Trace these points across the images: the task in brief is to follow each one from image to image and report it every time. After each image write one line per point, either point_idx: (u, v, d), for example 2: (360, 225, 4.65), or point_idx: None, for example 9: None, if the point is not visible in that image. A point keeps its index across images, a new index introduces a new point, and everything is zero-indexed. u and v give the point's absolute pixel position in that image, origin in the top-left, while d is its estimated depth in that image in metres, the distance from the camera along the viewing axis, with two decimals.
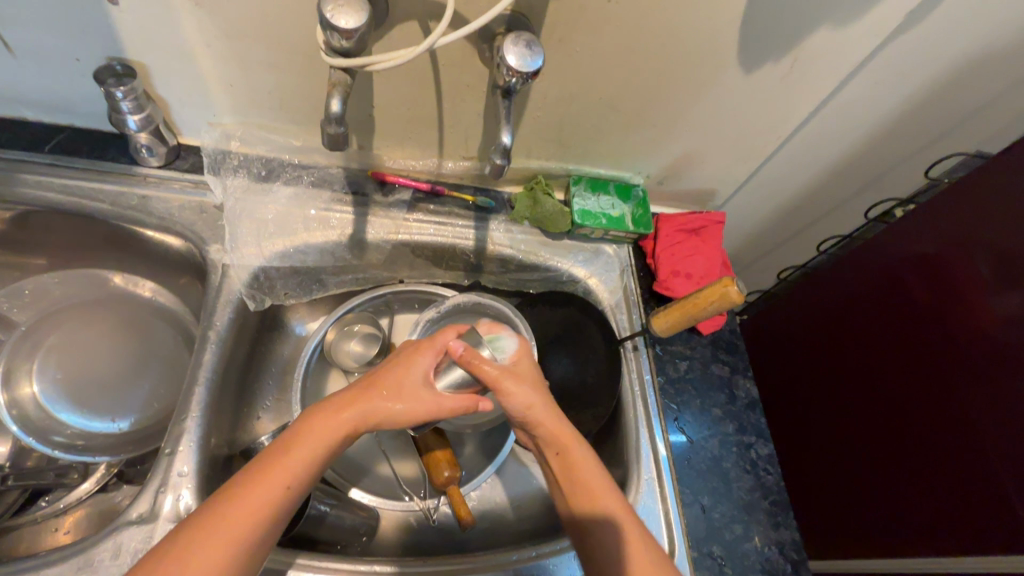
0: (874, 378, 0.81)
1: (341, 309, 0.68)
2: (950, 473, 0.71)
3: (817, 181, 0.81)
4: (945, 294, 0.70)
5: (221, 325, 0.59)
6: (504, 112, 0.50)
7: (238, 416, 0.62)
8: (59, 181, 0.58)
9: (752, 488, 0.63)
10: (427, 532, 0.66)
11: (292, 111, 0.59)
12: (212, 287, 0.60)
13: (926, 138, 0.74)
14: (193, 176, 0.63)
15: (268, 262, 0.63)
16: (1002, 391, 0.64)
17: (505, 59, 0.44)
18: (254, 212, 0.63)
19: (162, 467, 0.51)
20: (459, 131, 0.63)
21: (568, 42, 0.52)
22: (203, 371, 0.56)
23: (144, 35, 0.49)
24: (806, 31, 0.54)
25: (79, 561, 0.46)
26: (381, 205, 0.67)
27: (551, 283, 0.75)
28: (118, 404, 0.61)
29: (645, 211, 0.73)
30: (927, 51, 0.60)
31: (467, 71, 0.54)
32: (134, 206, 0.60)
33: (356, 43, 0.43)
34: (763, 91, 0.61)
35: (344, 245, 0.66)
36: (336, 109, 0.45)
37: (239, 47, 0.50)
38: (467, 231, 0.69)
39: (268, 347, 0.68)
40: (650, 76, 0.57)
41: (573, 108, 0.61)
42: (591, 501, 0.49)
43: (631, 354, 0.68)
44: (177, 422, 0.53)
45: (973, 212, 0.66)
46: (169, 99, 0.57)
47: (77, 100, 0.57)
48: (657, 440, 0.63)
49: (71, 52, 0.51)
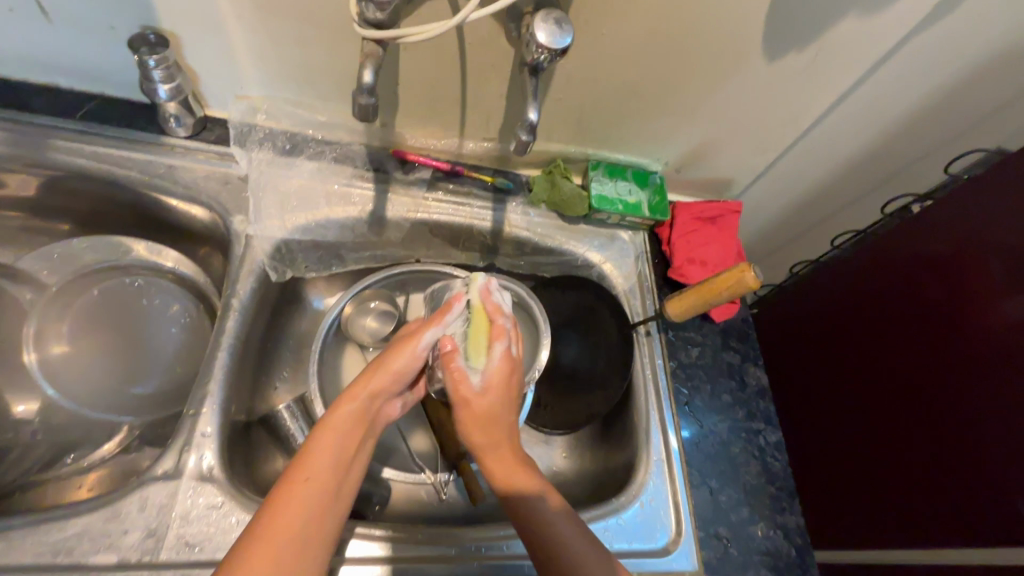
0: (882, 374, 0.81)
1: (359, 284, 0.69)
2: (954, 467, 0.71)
3: (836, 173, 0.80)
4: (958, 295, 0.70)
5: (243, 294, 0.60)
6: (530, 89, 0.50)
7: (255, 384, 0.63)
8: (88, 147, 0.59)
9: (759, 473, 0.64)
10: (437, 505, 0.67)
11: (319, 85, 0.60)
12: (235, 257, 0.61)
13: (945, 135, 0.73)
14: (218, 148, 0.63)
15: (290, 234, 0.64)
16: (1007, 386, 0.65)
17: (535, 36, 0.44)
18: (277, 185, 0.64)
19: (186, 427, 0.52)
20: (481, 112, 0.63)
21: (594, 24, 0.53)
22: (226, 337, 0.57)
23: (178, 4, 0.50)
24: (832, 20, 0.54)
25: (106, 513, 0.47)
26: (401, 183, 0.68)
27: (565, 267, 0.75)
28: (142, 370, 0.63)
29: (661, 198, 0.73)
30: (953, 44, 0.60)
31: (494, 50, 0.54)
32: (160, 175, 0.61)
33: (390, 15, 0.43)
34: (786, 80, 0.61)
35: (365, 221, 0.67)
36: (368, 80, 0.46)
37: (270, 18, 0.51)
38: (484, 212, 0.70)
39: (286, 320, 0.69)
40: (675, 62, 0.58)
41: (597, 91, 0.61)
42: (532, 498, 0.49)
43: (643, 339, 0.69)
44: (200, 386, 0.54)
45: (987, 208, 0.66)
46: (199, 70, 0.58)
47: (108, 69, 0.58)
48: (667, 425, 0.64)
49: (106, 20, 0.52)
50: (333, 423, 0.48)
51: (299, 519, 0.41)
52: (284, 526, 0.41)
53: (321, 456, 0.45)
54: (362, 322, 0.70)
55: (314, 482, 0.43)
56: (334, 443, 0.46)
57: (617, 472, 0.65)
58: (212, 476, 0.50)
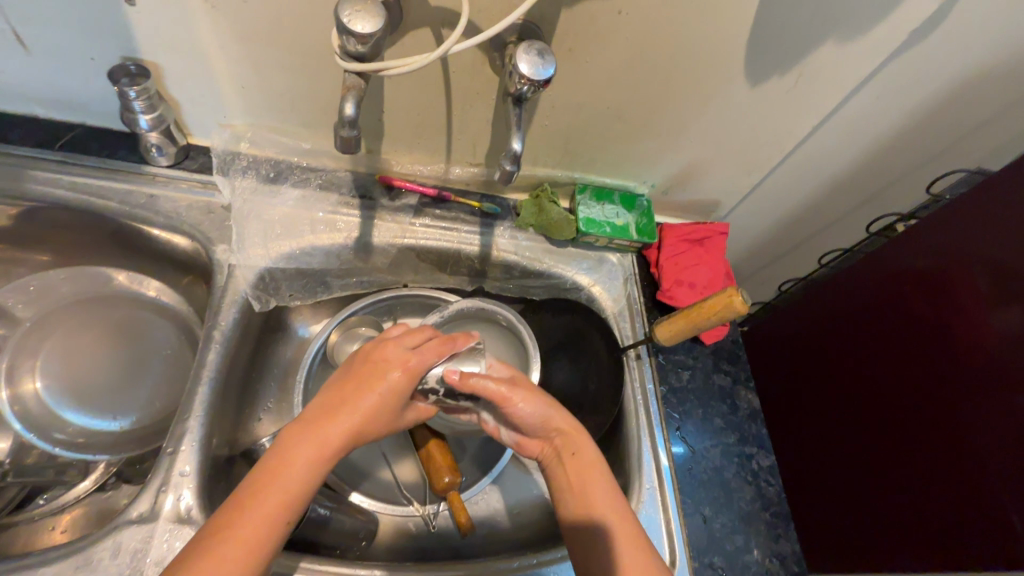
0: (875, 393, 0.80)
1: (344, 311, 0.69)
2: (949, 486, 0.70)
3: (820, 193, 0.81)
4: (946, 311, 0.70)
5: (225, 325, 0.59)
6: (515, 119, 0.50)
7: (239, 416, 0.62)
8: (68, 178, 0.58)
9: (753, 499, 0.63)
10: (426, 538, 0.65)
11: (303, 113, 0.59)
12: (217, 287, 0.60)
13: (924, 154, 0.74)
14: (202, 176, 0.63)
15: (274, 263, 0.63)
16: (1007, 412, 0.63)
17: (517, 67, 0.45)
18: (260, 213, 0.63)
19: (164, 467, 0.51)
20: (467, 139, 0.64)
21: (578, 52, 0.53)
22: (206, 370, 0.56)
23: (159, 35, 0.50)
24: (811, 47, 0.55)
25: (77, 560, 0.45)
26: (388, 210, 0.68)
27: (554, 290, 0.75)
28: (121, 403, 0.61)
29: (649, 220, 0.74)
30: (929, 68, 0.61)
31: (478, 78, 0.55)
32: (142, 205, 0.60)
33: (371, 48, 0.43)
34: (768, 105, 0.62)
35: (350, 248, 0.67)
36: (350, 112, 0.45)
37: (252, 49, 0.51)
38: (472, 236, 0.70)
39: (271, 349, 0.68)
40: (657, 88, 0.58)
41: (581, 117, 0.62)
42: (591, 509, 0.49)
43: (633, 363, 0.68)
44: (180, 421, 0.53)
45: (978, 229, 0.66)
46: (181, 99, 0.58)
47: (89, 98, 0.57)
48: (659, 450, 0.63)
49: (86, 51, 0.51)
50: (319, 431, 0.44)
51: (259, 525, 0.39)
52: (244, 531, 0.39)
53: (297, 466, 0.42)
54: (349, 350, 0.67)
55: (286, 487, 0.41)
56: (304, 455, 0.43)
57: None
58: (190, 518, 0.49)
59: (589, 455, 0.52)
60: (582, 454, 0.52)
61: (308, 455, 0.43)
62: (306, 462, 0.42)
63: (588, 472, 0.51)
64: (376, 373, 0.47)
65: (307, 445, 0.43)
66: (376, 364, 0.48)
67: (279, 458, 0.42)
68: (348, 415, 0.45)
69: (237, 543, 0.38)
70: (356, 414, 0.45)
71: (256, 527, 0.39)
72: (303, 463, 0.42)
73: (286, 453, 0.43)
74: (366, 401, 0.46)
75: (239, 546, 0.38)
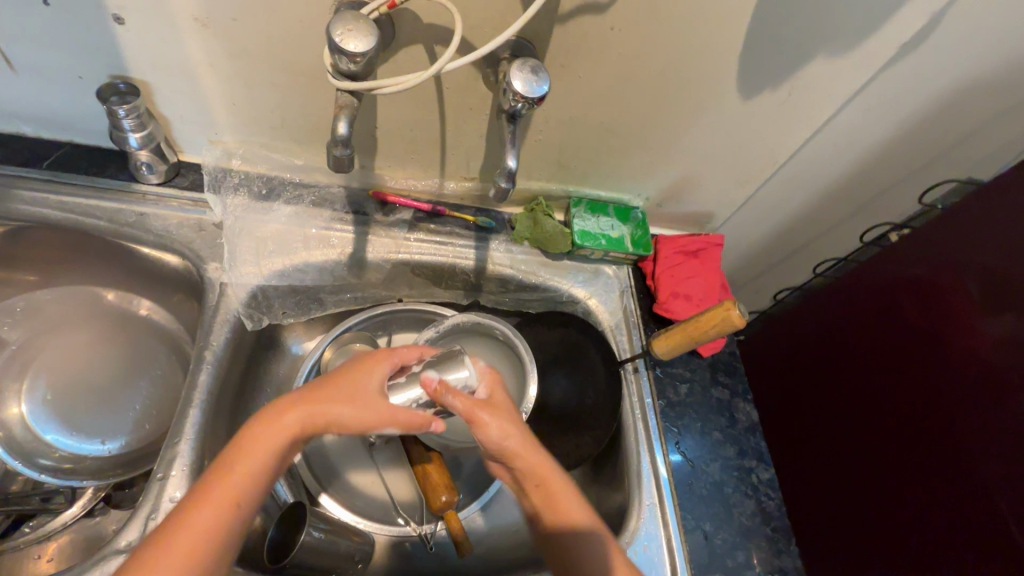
0: (864, 400, 0.77)
1: (339, 327, 0.69)
2: (943, 501, 0.66)
3: (813, 203, 0.81)
4: (939, 317, 0.68)
5: (217, 345, 0.58)
6: (509, 136, 0.49)
7: (231, 436, 0.61)
8: (55, 198, 0.57)
9: (753, 514, 0.63)
10: (424, 557, 0.65)
11: (295, 130, 0.59)
12: (209, 306, 0.59)
13: (915, 165, 0.75)
14: (193, 194, 0.62)
15: (266, 280, 0.62)
16: (1004, 418, 0.61)
17: (511, 84, 0.44)
18: (253, 230, 0.63)
19: (153, 492, 0.50)
20: (461, 154, 0.63)
21: (571, 67, 0.53)
22: (197, 392, 0.55)
23: (149, 53, 0.49)
24: (803, 61, 0.55)
25: None
26: (382, 225, 0.67)
27: (550, 303, 0.74)
28: (107, 426, 0.60)
29: (644, 232, 0.73)
30: (917, 81, 0.62)
31: (472, 94, 0.55)
32: (131, 223, 0.59)
33: (363, 66, 0.43)
34: (761, 118, 0.62)
35: (344, 264, 0.66)
36: (342, 131, 0.45)
37: (243, 66, 0.51)
38: (467, 251, 0.69)
39: (264, 368, 0.67)
40: (651, 102, 0.59)
41: (575, 132, 0.62)
42: (561, 521, 0.50)
43: (631, 376, 0.68)
44: (170, 445, 0.52)
45: (974, 235, 0.66)
46: (171, 117, 0.57)
47: (77, 117, 0.57)
48: (659, 466, 0.63)
49: (74, 70, 0.51)
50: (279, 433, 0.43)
51: (208, 526, 0.39)
52: (195, 532, 0.38)
53: (250, 468, 0.41)
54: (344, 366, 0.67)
55: (239, 490, 0.41)
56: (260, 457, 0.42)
57: (610, 516, 0.64)
58: None
59: (556, 472, 0.52)
60: (547, 483, 0.51)
61: (265, 458, 0.42)
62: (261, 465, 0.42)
63: (558, 491, 0.51)
64: (350, 378, 0.47)
65: (264, 447, 0.42)
66: (354, 374, 0.48)
67: (236, 458, 0.42)
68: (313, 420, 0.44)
69: (184, 547, 0.38)
70: (320, 418, 0.44)
71: (205, 527, 0.39)
72: (258, 466, 0.42)
73: (241, 453, 0.42)
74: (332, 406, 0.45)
75: (191, 548, 0.38)
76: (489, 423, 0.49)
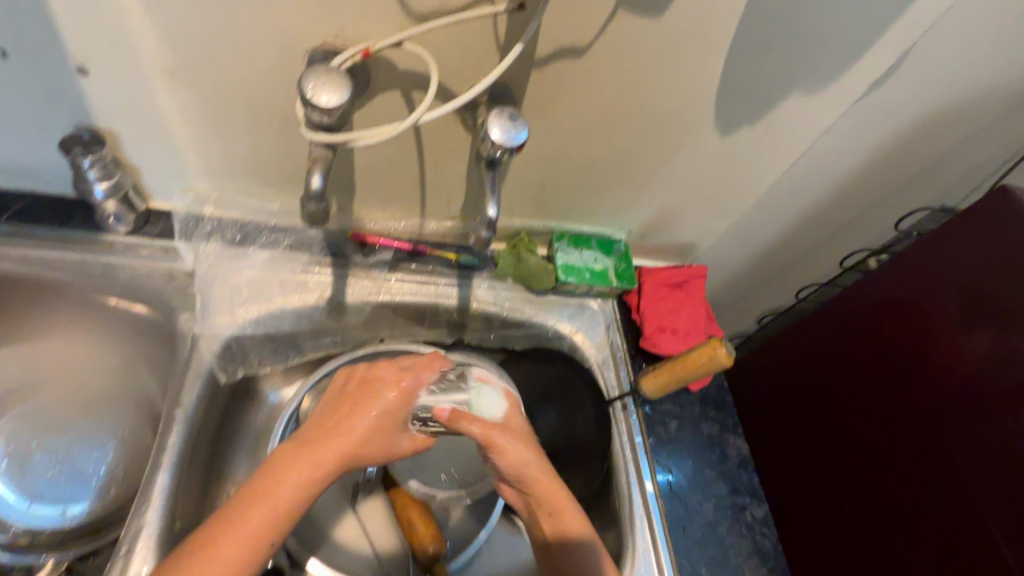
0: (852, 426, 0.73)
1: (318, 373, 0.65)
2: (942, 536, 0.61)
3: (793, 232, 0.82)
4: (919, 336, 0.66)
5: (188, 403, 0.55)
6: (488, 183, 0.49)
7: (204, 496, 0.58)
8: (16, 251, 0.55)
9: (749, 554, 0.62)
10: None
11: (270, 174, 0.58)
12: (181, 360, 0.57)
13: (889, 193, 0.77)
14: (164, 242, 0.59)
15: (241, 329, 0.60)
16: (1001, 448, 0.56)
17: (489, 133, 0.44)
18: (227, 277, 0.61)
19: (117, 567, 0.46)
20: (441, 194, 0.63)
21: (550, 110, 0.53)
22: (167, 454, 0.52)
23: (115, 103, 0.48)
24: (778, 99, 0.56)
25: None
26: (361, 267, 0.65)
27: (537, 339, 0.73)
28: (70, 494, 0.58)
29: (628, 265, 0.73)
30: (887, 115, 0.64)
31: (451, 136, 0.54)
32: (97, 274, 0.57)
33: (337, 118, 0.42)
34: (739, 153, 0.63)
35: (323, 309, 0.64)
36: (317, 185, 0.43)
37: (215, 113, 0.50)
38: (450, 290, 0.68)
39: (239, 419, 0.64)
40: (630, 141, 0.59)
41: (555, 170, 0.62)
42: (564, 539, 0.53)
43: (620, 415, 0.66)
44: (135, 514, 0.49)
45: (944, 248, 0.64)
46: (140, 165, 0.55)
47: (41, 168, 0.55)
48: (653, 510, 0.60)
49: (37, 121, 0.49)
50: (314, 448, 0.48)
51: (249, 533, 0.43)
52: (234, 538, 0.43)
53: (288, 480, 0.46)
54: None
55: (275, 500, 0.45)
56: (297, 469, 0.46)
57: None
58: None
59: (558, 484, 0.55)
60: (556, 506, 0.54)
61: (301, 472, 0.46)
62: (297, 479, 0.46)
63: (561, 508, 0.54)
64: (371, 391, 0.53)
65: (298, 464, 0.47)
66: (372, 382, 0.54)
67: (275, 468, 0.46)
68: (342, 433, 0.49)
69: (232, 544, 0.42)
70: (355, 428, 0.50)
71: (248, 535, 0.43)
72: (296, 477, 0.46)
73: (279, 465, 0.47)
74: (361, 420, 0.50)
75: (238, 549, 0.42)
76: (508, 446, 0.54)
